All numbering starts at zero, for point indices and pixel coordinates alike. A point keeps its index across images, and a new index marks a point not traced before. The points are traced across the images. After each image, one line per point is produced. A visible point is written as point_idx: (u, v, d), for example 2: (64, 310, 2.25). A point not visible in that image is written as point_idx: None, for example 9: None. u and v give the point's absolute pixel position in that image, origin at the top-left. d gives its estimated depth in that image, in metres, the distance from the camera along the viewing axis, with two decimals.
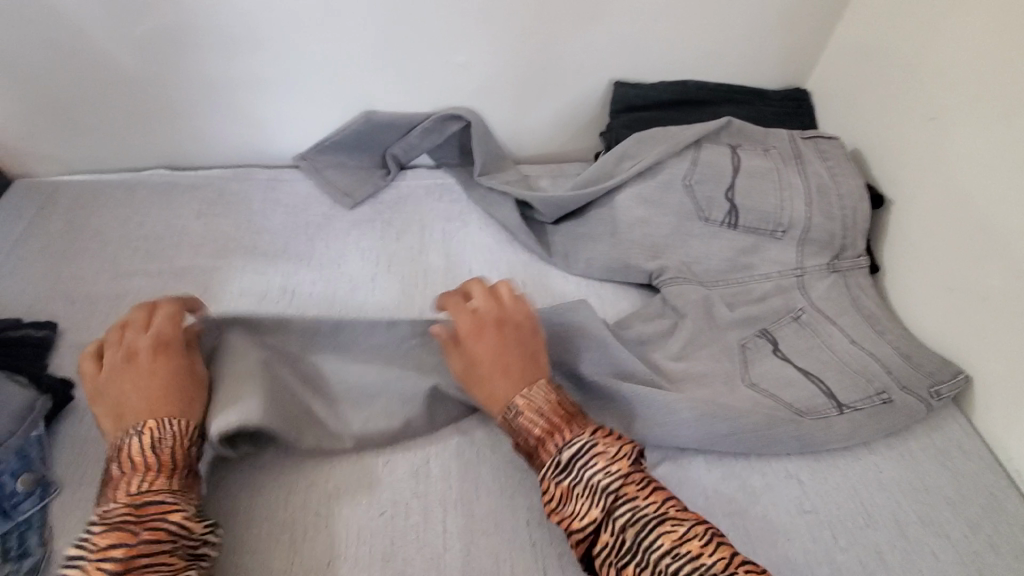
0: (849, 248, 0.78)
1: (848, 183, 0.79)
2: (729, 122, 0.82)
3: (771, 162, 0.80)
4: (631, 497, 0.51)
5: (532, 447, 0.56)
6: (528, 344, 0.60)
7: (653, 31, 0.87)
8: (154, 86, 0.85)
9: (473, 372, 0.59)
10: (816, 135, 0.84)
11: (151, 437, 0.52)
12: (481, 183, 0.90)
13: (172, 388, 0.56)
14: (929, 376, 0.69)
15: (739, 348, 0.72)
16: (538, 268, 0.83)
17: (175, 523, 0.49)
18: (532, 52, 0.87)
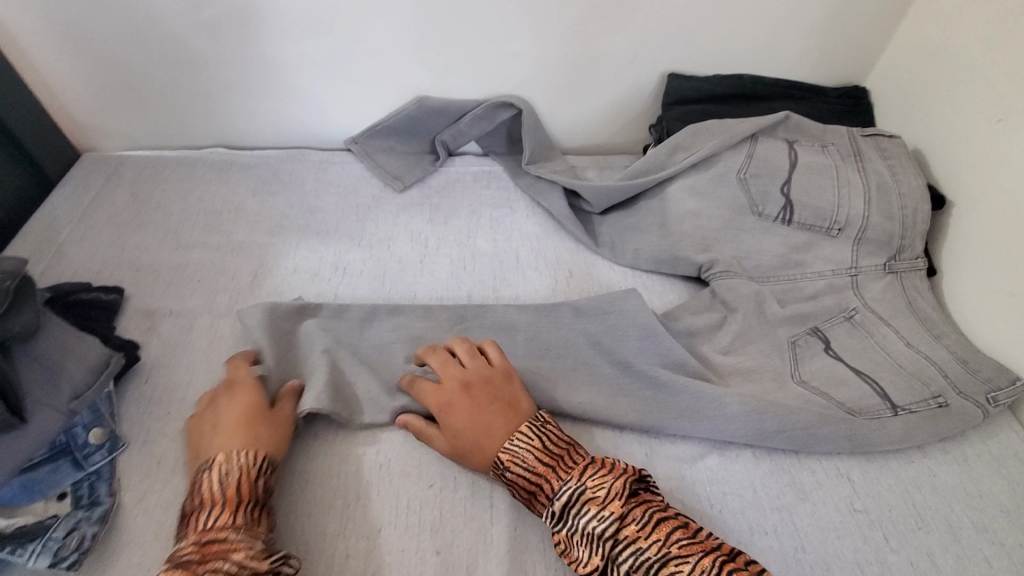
0: (907, 249, 0.75)
1: (908, 182, 0.77)
2: (787, 117, 0.81)
3: (829, 159, 0.79)
4: (628, 543, 0.49)
5: (527, 501, 0.54)
6: (504, 393, 0.60)
7: (710, 24, 0.87)
8: (217, 67, 0.88)
9: (457, 446, 0.57)
10: (877, 133, 0.82)
11: (218, 471, 0.52)
12: (529, 171, 0.91)
13: (243, 423, 0.56)
14: (985, 382, 0.66)
15: (789, 346, 0.71)
16: (585, 256, 0.83)
17: (238, 563, 0.47)
18: (587, 42, 0.87)
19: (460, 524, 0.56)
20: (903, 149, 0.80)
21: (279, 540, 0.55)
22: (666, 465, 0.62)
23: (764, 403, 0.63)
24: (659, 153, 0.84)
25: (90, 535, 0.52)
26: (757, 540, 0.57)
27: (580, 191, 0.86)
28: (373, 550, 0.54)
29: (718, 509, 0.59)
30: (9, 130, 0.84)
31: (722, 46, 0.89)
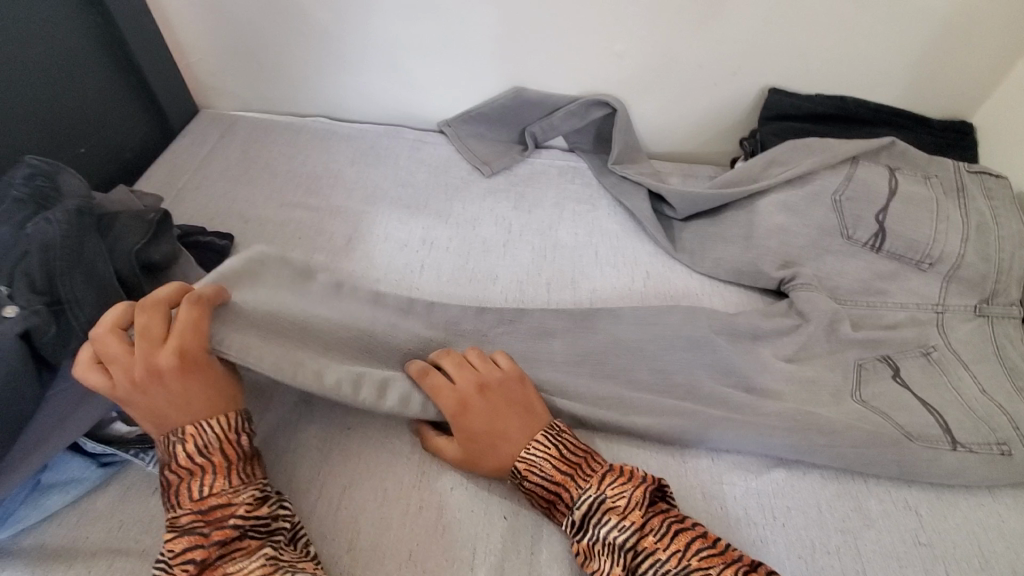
0: (1002, 293, 0.73)
1: (1010, 224, 0.75)
2: (892, 143, 0.80)
3: (930, 191, 0.77)
4: (646, 555, 0.49)
5: (545, 508, 0.55)
6: (518, 397, 0.60)
7: (819, 42, 0.86)
8: (334, 41, 0.93)
9: (472, 449, 0.57)
10: (984, 169, 0.79)
11: (195, 442, 0.49)
12: (614, 171, 0.92)
13: (205, 391, 0.52)
14: None
15: (855, 367, 0.70)
16: (663, 260, 0.84)
17: (244, 514, 0.49)
18: (690, 50, 0.88)
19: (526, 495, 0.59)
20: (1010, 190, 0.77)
21: (358, 482, 0.59)
22: (730, 472, 0.63)
23: (837, 424, 0.63)
24: (752, 166, 0.84)
25: None
26: (816, 556, 0.57)
27: (664, 195, 0.87)
28: (444, 505, 0.58)
29: (778, 521, 0.60)
30: (145, 81, 0.93)
31: (828, 65, 0.89)
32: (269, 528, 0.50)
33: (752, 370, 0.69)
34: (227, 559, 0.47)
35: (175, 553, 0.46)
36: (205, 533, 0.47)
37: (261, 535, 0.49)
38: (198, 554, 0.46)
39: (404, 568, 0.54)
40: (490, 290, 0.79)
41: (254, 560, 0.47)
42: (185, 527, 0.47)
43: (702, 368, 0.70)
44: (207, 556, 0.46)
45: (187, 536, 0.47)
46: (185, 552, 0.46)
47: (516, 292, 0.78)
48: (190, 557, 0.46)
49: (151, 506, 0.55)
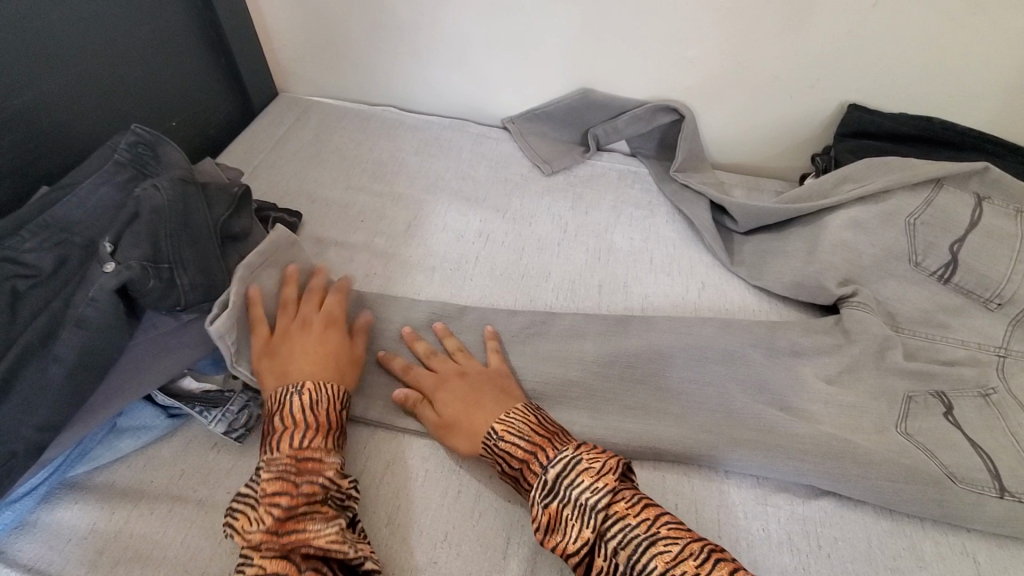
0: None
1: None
2: (987, 168, 0.73)
3: (1018, 227, 0.71)
4: (615, 516, 0.50)
5: (518, 469, 0.55)
6: (497, 381, 0.63)
7: (909, 58, 0.82)
8: (410, 34, 0.96)
9: (444, 420, 0.60)
10: None
11: (309, 397, 0.56)
12: (676, 178, 0.91)
13: (331, 360, 0.61)
14: None
15: (904, 398, 0.66)
16: (719, 272, 0.82)
17: (330, 477, 0.53)
18: (767, 60, 0.86)
19: None
20: None
21: (400, 460, 0.61)
22: (773, 493, 0.62)
23: (891, 458, 0.60)
24: (822, 181, 0.81)
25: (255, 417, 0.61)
26: None
27: (724, 204, 0.85)
28: (480, 492, 0.59)
29: (819, 548, 0.58)
30: (234, 63, 0.98)
31: (915, 84, 0.84)
32: (344, 502, 0.54)
33: (803, 392, 0.67)
34: (308, 514, 0.51)
35: (267, 493, 0.50)
36: (296, 483, 0.51)
37: (336, 505, 0.53)
38: (285, 500, 0.50)
39: (438, 548, 0.55)
40: (541, 288, 0.79)
41: (331, 526, 0.51)
42: (278, 470, 0.52)
43: (751, 385, 0.68)
44: (293, 505, 0.50)
45: (280, 480, 0.51)
46: (274, 495, 0.50)
47: (567, 292, 0.78)
48: (277, 501, 0.50)
49: (210, 460, 0.59)
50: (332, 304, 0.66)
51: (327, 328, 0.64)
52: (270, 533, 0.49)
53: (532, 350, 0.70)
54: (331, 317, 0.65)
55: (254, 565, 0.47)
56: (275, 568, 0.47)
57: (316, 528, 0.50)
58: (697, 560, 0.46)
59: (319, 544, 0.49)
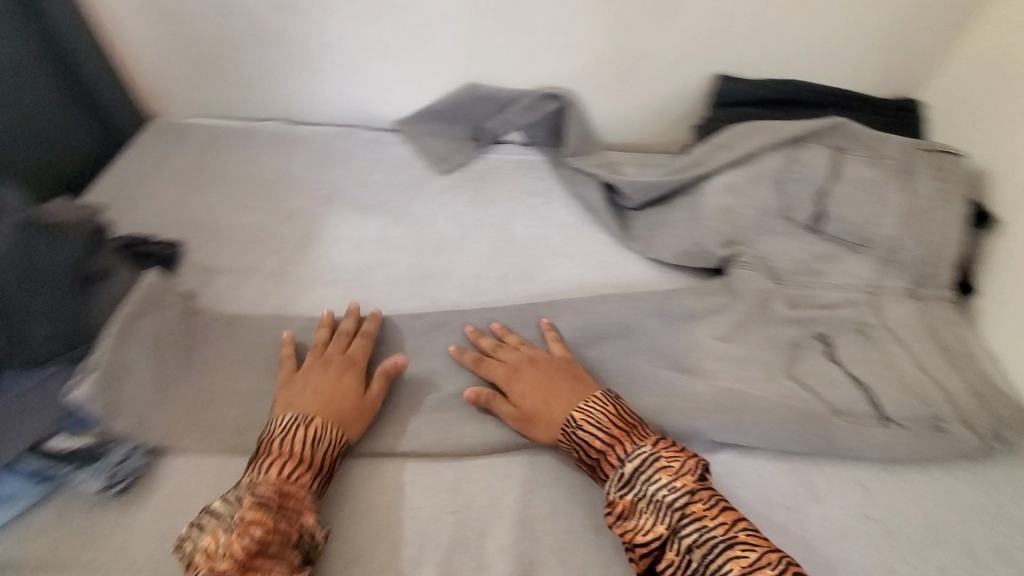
0: (934, 278, 0.76)
1: (954, 205, 0.76)
2: (838, 122, 0.78)
3: (879, 174, 0.77)
4: (693, 517, 0.51)
5: (596, 459, 0.57)
6: (569, 369, 0.65)
7: (766, 27, 0.87)
8: (284, 44, 0.93)
9: (523, 411, 0.62)
10: (934, 147, 0.79)
11: (314, 433, 0.56)
12: (569, 163, 0.93)
13: (343, 403, 0.60)
14: (997, 417, 0.65)
15: (790, 345, 0.72)
16: (617, 251, 0.84)
17: (308, 523, 0.52)
18: (639, 39, 0.89)
19: (473, 488, 0.59)
20: (960, 171, 0.77)
21: None
22: None
23: (778, 403, 0.64)
24: (701, 150, 0.83)
25: (139, 465, 0.57)
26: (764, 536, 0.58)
27: (614, 184, 0.87)
28: (391, 504, 0.58)
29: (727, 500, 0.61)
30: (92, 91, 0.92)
31: (776, 51, 0.89)
32: (311, 552, 0.52)
33: (695, 354, 0.70)
34: (274, 555, 0.49)
35: (246, 518, 0.49)
36: (275, 517, 0.50)
37: (303, 554, 0.51)
38: (259, 531, 0.49)
39: (349, 568, 0.54)
40: (445, 287, 0.78)
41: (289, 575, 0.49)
42: (264, 496, 0.51)
43: (651, 355, 0.70)
44: (265, 539, 0.49)
45: (261, 511, 0.50)
46: (251, 523, 0.49)
47: (471, 288, 0.78)
48: (251, 530, 0.49)
49: (90, 519, 0.55)
50: (356, 348, 0.66)
51: (346, 370, 0.63)
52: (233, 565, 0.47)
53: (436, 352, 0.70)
54: (353, 359, 0.65)
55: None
56: None
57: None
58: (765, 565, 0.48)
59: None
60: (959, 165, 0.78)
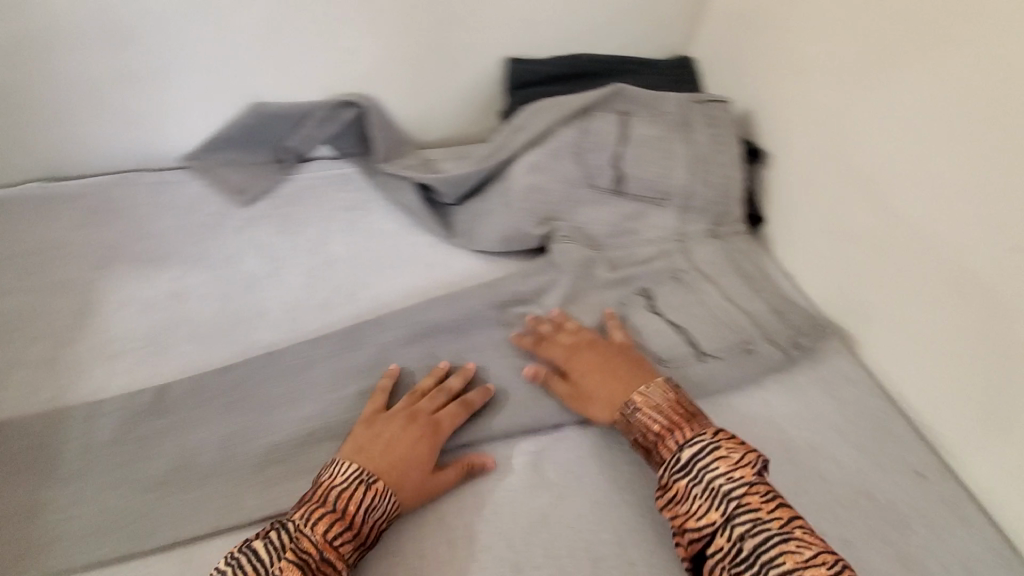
0: (727, 216, 0.83)
1: (730, 148, 0.83)
2: (618, 88, 0.83)
3: (660, 130, 0.83)
4: (748, 508, 0.52)
5: (655, 441, 0.59)
6: (626, 354, 0.67)
7: (539, 6, 0.88)
8: (9, 91, 0.78)
9: (579, 391, 0.65)
10: (704, 98, 0.86)
11: (368, 496, 0.53)
12: (383, 169, 0.88)
13: (412, 463, 0.57)
14: (793, 328, 0.73)
15: (616, 306, 0.74)
16: (444, 250, 0.83)
17: None
18: (421, 33, 0.87)
19: None
20: (728, 116, 0.85)
21: None
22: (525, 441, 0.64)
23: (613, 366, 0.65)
24: (502, 136, 0.85)
25: None
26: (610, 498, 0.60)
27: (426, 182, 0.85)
28: None
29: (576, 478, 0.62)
30: None
31: (556, 27, 0.91)
32: None
33: (533, 338, 0.70)
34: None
35: None
36: None
37: None
38: None
39: None
40: (259, 329, 0.71)
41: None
42: (302, 563, 0.49)
43: (487, 348, 0.70)
44: None
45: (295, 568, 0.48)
46: None
47: (288, 325, 0.72)
48: None
49: None
50: (450, 412, 0.62)
51: (424, 435, 0.59)
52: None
53: (258, 404, 0.64)
54: (437, 423, 0.61)
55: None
56: None
57: None
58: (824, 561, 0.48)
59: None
60: (728, 110, 0.86)
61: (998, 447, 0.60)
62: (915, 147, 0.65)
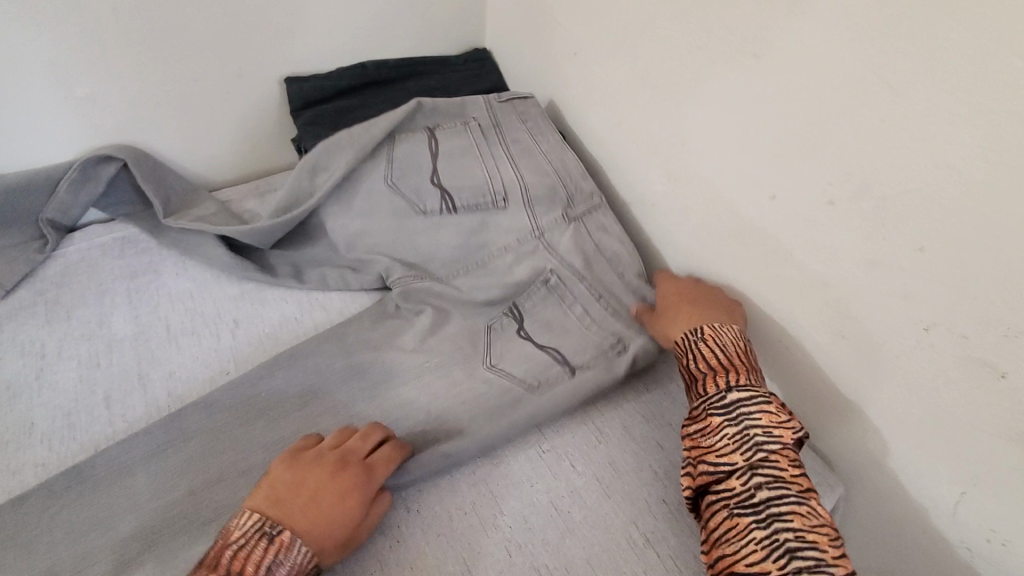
0: (577, 195, 0.77)
1: (546, 142, 0.81)
2: (420, 103, 0.78)
3: (470, 139, 0.79)
4: (774, 465, 0.51)
5: (702, 374, 0.58)
6: (713, 295, 0.65)
7: (306, 18, 0.81)
8: None
9: (664, 309, 0.66)
10: (512, 96, 0.84)
11: (273, 554, 0.45)
12: (170, 226, 0.76)
13: (330, 514, 0.49)
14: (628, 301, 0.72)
15: (484, 332, 0.69)
16: (252, 299, 0.75)
17: None
18: (173, 65, 0.76)
19: None
20: (535, 110, 0.84)
21: None
22: None
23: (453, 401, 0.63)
24: (300, 173, 0.76)
25: None
26: (453, 529, 0.55)
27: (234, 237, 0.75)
28: None
29: (414, 511, 0.56)
30: None
31: (332, 37, 0.85)
32: None
33: (356, 378, 0.66)
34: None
35: None
36: None
37: None
38: None
39: None
40: (28, 448, 0.60)
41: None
42: None
43: (309, 400, 0.64)
44: None
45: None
46: None
47: (63, 434, 0.61)
48: None
49: None
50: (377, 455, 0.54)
51: (341, 476, 0.51)
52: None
53: (26, 541, 0.53)
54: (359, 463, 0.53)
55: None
56: None
57: None
58: (831, 531, 0.48)
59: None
60: (531, 104, 0.84)
61: (784, 378, 0.63)
62: (681, 99, 0.64)
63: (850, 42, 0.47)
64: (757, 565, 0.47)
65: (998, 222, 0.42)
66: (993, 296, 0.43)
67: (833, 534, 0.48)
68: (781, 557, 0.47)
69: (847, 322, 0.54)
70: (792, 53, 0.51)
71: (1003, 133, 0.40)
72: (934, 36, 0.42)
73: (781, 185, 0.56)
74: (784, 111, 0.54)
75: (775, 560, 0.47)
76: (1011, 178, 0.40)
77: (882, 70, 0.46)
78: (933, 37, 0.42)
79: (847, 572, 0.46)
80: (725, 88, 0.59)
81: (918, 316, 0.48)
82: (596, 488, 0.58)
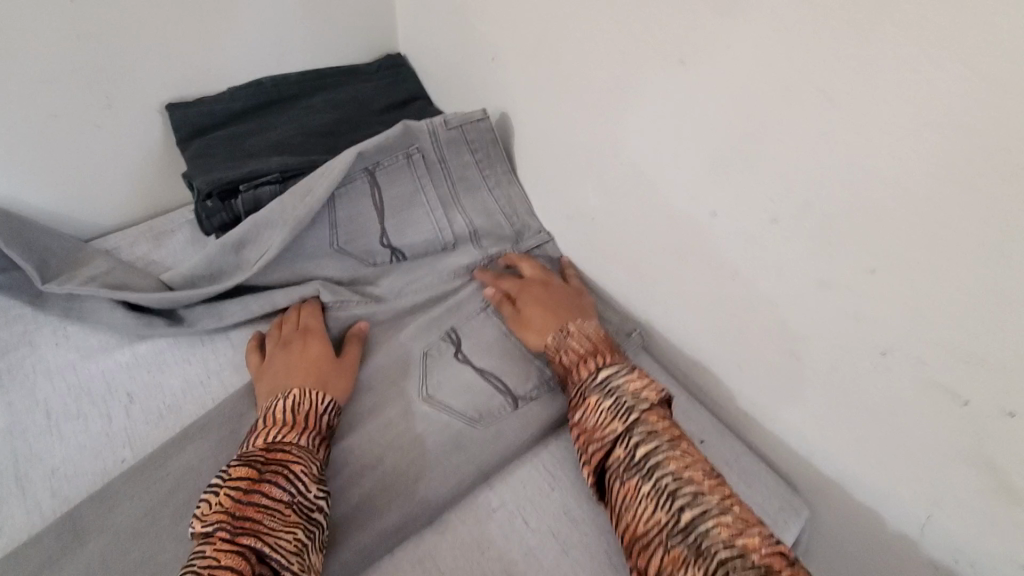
0: (525, 230, 0.76)
1: (494, 169, 0.76)
2: (360, 154, 0.67)
3: (415, 182, 0.71)
4: (648, 421, 0.49)
5: (574, 363, 0.57)
6: (559, 288, 0.66)
7: (182, 37, 0.71)
8: None
9: (521, 315, 0.64)
10: (460, 119, 0.72)
11: (295, 399, 0.54)
12: (53, 290, 0.65)
13: (314, 366, 0.59)
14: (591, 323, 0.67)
15: (420, 356, 0.65)
16: (151, 363, 0.66)
17: (290, 480, 0.47)
18: (25, 103, 0.65)
19: None
20: (489, 135, 0.74)
21: None
22: None
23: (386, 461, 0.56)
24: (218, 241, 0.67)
25: None
26: None
27: (143, 304, 0.65)
28: None
29: None
30: None
31: (218, 55, 0.75)
32: (310, 512, 0.47)
33: None
34: (267, 507, 0.45)
35: (231, 477, 0.46)
36: (260, 474, 0.46)
37: (304, 511, 0.46)
38: (244, 482, 0.46)
39: None
40: None
41: (289, 535, 0.44)
42: (248, 459, 0.48)
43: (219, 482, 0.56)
44: (241, 495, 0.45)
45: (247, 467, 0.47)
46: (238, 479, 0.46)
47: None
48: (237, 482, 0.46)
49: None
50: (313, 322, 0.64)
51: (305, 342, 0.61)
52: (223, 521, 0.43)
53: None
54: (310, 330, 0.63)
55: (208, 556, 0.41)
56: (228, 550, 0.41)
57: (271, 525, 0.44)
58: (706, 466, 0.47)
59: (274, 550, 0.42)
60: (474, 115, 0.73)
61: (738, 396, 0.60)
62: (610, 106, 0.59)
63: (781, 51, 0.42)
64: (652, 520, 0.44)
65: (951, 242, 0.38)
66: (952, 318, 0.40)
67: (710, 470, 0.47)
68: (667, 504, 0.44)
69: (800, 344, 0.51)
70: (721, 59, 0.46)
71: (952, 148, 0.36)
72: (873, 39, 0.37)
73: (720, 200, 0.52)
74: (718, 121, 0.49)
75: (666, 508, 0.44)
76: (962, 195, 0.37)
77: (815, 79, 0.41)
78: (871, 41, 0.38)
79: (723, 498, 0.44)
80: (656, 98, 0.54)
81: (874, 338, 0.45)
82: (553, 545, 0.53)
